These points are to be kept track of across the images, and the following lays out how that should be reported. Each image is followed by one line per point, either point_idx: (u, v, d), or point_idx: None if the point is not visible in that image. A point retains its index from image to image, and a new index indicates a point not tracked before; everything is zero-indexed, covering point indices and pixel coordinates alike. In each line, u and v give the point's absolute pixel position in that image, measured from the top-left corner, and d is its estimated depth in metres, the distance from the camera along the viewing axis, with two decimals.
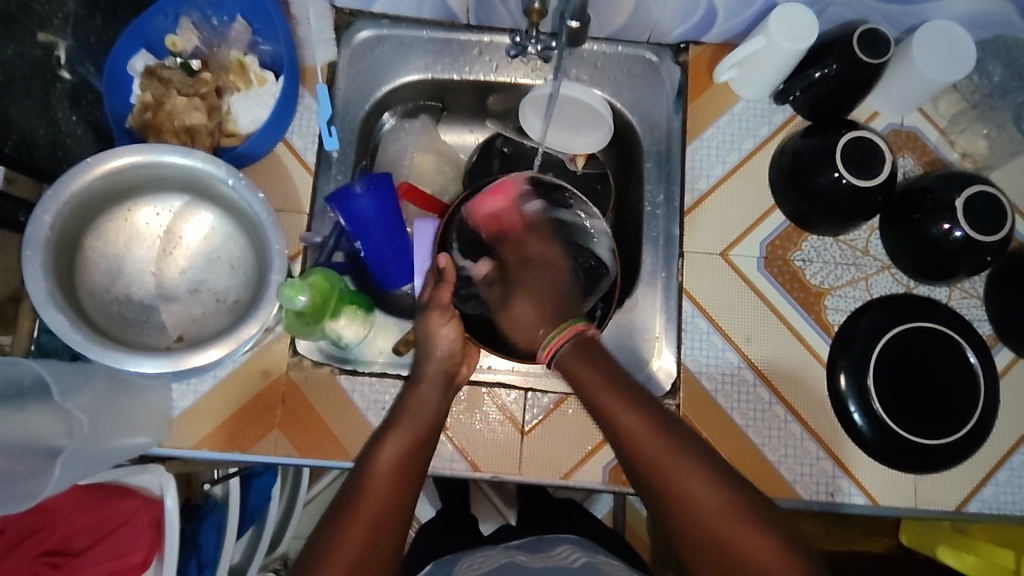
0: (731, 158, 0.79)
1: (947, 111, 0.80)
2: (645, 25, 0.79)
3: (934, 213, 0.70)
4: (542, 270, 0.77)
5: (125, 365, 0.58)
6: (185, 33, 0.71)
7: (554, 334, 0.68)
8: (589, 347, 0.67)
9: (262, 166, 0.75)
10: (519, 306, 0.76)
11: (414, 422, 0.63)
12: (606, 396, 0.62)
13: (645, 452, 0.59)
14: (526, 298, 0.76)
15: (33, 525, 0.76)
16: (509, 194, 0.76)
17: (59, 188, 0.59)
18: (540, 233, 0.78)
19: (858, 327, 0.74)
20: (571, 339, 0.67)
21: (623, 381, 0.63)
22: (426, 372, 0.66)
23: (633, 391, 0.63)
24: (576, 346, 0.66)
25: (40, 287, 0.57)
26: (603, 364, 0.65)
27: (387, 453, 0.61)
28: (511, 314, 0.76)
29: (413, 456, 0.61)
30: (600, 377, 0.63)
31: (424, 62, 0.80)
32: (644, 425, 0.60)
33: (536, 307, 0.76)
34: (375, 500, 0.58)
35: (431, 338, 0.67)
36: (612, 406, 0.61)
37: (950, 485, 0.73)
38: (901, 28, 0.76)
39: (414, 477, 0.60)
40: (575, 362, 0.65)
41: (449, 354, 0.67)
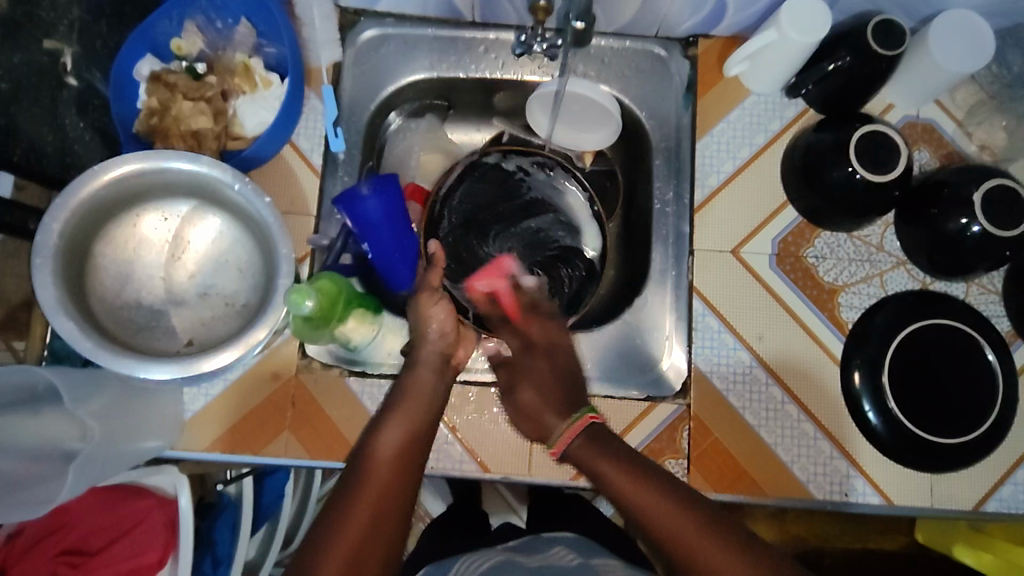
0: (742, 154, 0.78)
1: (963, 103, 0.79)
2: (653, 19, 0.77)
3: (951, 208, 0.69)
4: (555, 354, 0.65)
5: (135, 371, 0.59)
6: (190, 37, 0.71)
7: (560, 431, 0.57)
8: (604, 437, 0.57)
9: (268, 169, 0.74)
10: (523, 393, 0.62)
11: (415, 403, 0.61)
12: (626, 480, 0.52)
13: (687, 550, 0.48)
14: (531, 381, 0.63)
15: (50, 525, 0.78)
16: (505, 276, 0.73)
17: (67, 196, 0.59)
18: (541, 314, 0.69)
19: (874, 325, 0.73)
20: (584, 430, 0.57)
21: (651, 475, 0.53)
22: (420, 356, 0.65)
23: (664, 482, 0.52)
24: (586, 439, 0.56)
25: (50, 296, 0.58)
26: (621, 454, 0.55)
27: (389, 434, 0.58)
28: (518, 403, 0.63)
29: (416, 438, 0.59)
30: (621, 472, 0.53)
31: (429, 61, 0.79)
32: (686, 520, 0.49)
33: (537, 390, 0.62)
34: (378, 482, 0.55)
35: (423, 321, 0.67)
36: (632, 492, 0.52)
37: (968, 484, 0.72)
38: (917, 18, 0.74)
39: (417, 461, 0.58)
40: (588, 454, 0.55)
41: (440, 335, 0.66)
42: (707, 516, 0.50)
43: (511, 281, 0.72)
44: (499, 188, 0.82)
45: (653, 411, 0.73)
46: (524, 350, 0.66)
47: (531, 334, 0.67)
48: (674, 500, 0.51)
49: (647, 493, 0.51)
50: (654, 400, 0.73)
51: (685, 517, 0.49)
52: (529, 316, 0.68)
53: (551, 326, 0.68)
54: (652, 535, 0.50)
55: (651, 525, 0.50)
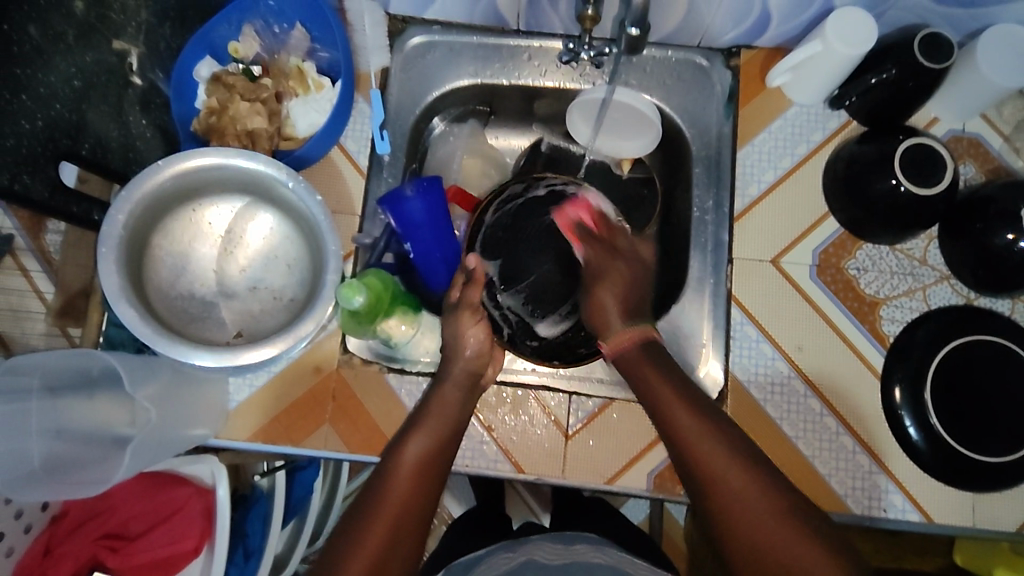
0: (783, 164, 0.78)
1: (1011, 118, 0.78)
2: (695, 30, 0.78)
3: (998, 223, 0.68)
4: (635, 266, 0.68)
5: (188, 359, 0.61)
6: (248, 40, 0.74)
7: (617, 332, 0.63)
8: (655, 351, 0.62)
9: (317, 169, 0.77)
10: (602, 292, 0.65)
11: (437, 423, 0.62)
12: (667, 390, 0.58)
13: (696, 453, 0.56)
14: (612, 283, 0.65)
15: (97, 506, 0.80)
16: (593, 209, 0.72)
17: (131, 189, 0.62)
18: (628, 238, 0.71)
19: (916, 340, 0.72)
20: (639, 340, 0.62)
21: (694, 396, 0.59)
22: (451, 372, 0.65)
23: (702, 406, 0.58)
24: (640, 345, 0.62)
25: (113, 283, 0.60)
26: (665, 365, 0.61)
27: (409, 455, 0.59)
28: (592, 301, 0.65)
29: (435, 460, 0.60)
30: (671, 390, 0.59)
31: (474, 67, 0.81)
32: (711, 440, 0.56)
33: (618, 295, 0.64)
34: (394, 505, 0.56)
35: (460, 338, 0.66)
36: (667, 398, 0.58)
37: (1010, 505, 0.70)
38: (964, 32, 0.74)
39: (435, 483, 0.59)
40: (633, 359, 0.62)
41: (477, 356, 0.66)
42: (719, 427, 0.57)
43: (597, 211, 0.72)
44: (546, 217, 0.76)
45: None
46: (611, 253, 0.68)
47: (613, 240, 0.70)
48: (703, 422, 0.57)
49: (680, 410, 0.58)
50: None
51: (702, 423, 0.57)
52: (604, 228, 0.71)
53: (637, 246, 0.70)
54: (679, 448, 0.57)
55: (679, 436, 0.57)
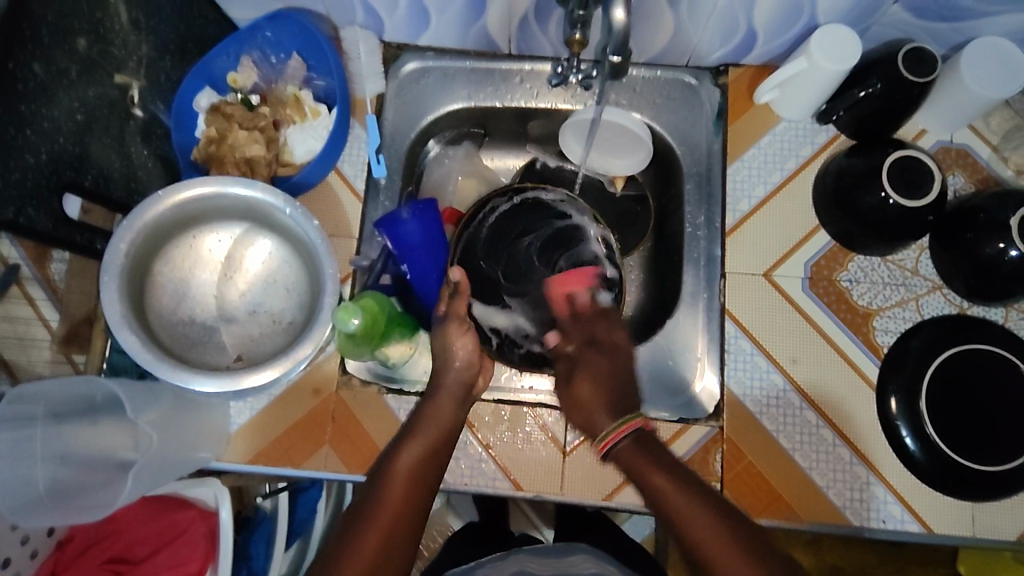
0: (773, 179, 0.79)
1: (999, 128, 0.79)
2: (683, 50, 0.80)
3: (987, 233, 0.69)
4: (616, 354, 0.65)
5: (191, 385, 0.62)
6: (246, 71, 0.76)
7: (611, 430, 0.60)
8: (652, 444, 0.60)
9: (316, 194, 0.78)
10: (580, 387, 0.64)
11: (431, 429, 0.63)
12: (671, 494, 0.57)
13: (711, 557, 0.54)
14: (587, 381, 0.63)
15: (103, 530, 0.82)
16: (592, 281, 0.72)
17: (133, 219, 0.63)
18: (609, 319, 0.68)
19: (909, 350, 0.73)
20: (631, 433, 0.60)
21: (692, 482, 0.58)
22: (443, 383, 0.66)
23: (702, 491, 0.57)
24: (636, 442, 0.59)
25: (115, 310, 0.61)
26: (664, 461, 0.59)
27: (403, 461, 0.61)
28: (573, 397, 0.64)
29: (429, 467, 0.61)
30: (671, 481, 0.57)
31: (467, 91, 0.82)
32: (720, 537, 0.54)
33: (596, 386, 0.63)
34: (391, 509, 0.57)
35: (449, 349, 0.67)
36: (674, 501, 0.56)
37: (1010, 514, 0.70)
38: (948, 45, 0.75)
39: (428, 492, 0.60)
40: (632, 459, 0.59)
41: (468, 366, 0.67)
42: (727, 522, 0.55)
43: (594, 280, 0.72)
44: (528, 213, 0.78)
45: (685, 433, 0.73)
46: (584, 347, 0.66)
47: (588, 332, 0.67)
48: (709, 510, 0.55)
49: (689, 511, 0.56)
50: (688, 421, 0.74)
51: (714, 524, 0.55)
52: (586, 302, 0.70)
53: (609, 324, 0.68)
54: (685, 538, 0.56)
55: (686, 533, 0.55)
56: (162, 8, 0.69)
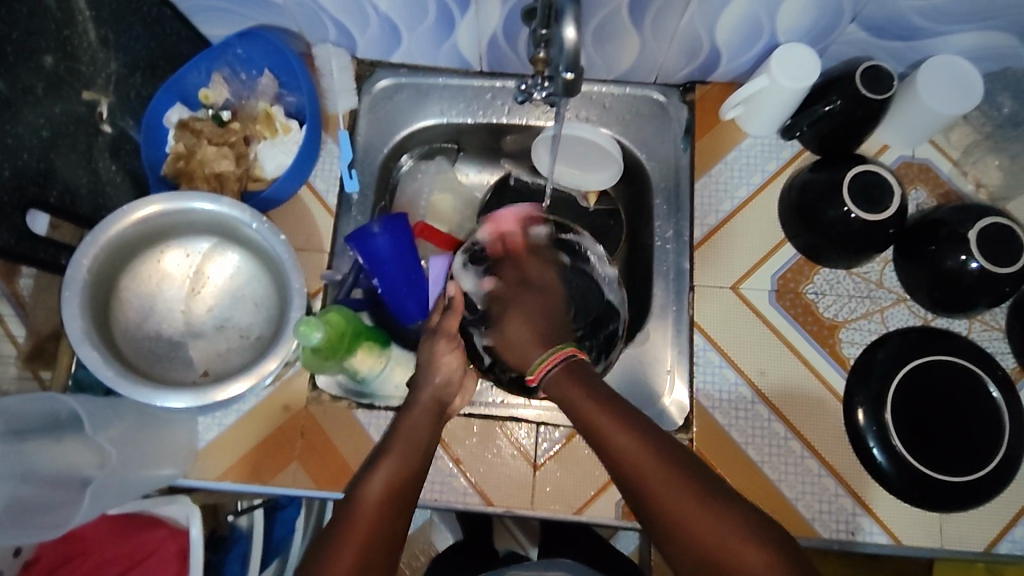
0: (739, 194, 0.80)
1: (959, 143, 0.80)
2: (650, 68, 0.81)
3: (948, 245, 0.70)
4: (548, 293, 0.71)
5: (153, 400, 0.62)
6: (217, 87, 0.77)
7: (546, 355, 0.63)
8: (581, 370, 0.62)
9: (287, 209, 0.79)
10: (512, 324, 0.68)
11: (404, 449, 0.61)
12: (598, 413, 0.58)
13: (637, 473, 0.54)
14: (522, 318, 0.68)
15: (67, 552, 0.78)
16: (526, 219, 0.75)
17: (97, 234, 0.64)
18: (541, 258, 0.73)
19: (875, 361, 0.74)
20: (563, 361, 0.62)
21: (619, 406, 0.58)
22: (420, 398, 0.65)
23: (630, 414, 0.58)
24: (567, 368, 0.61)
25: (77, 326, 0.61)
26: (595, 387, 0.60)
27: (376, 482, 0.58)
28: (504, 335, 0.68)
29: (404, 486, 0.59)
30: (595, 404, 0.58)
31: (440, 107, 0.83)
32: (644, 449, 0.55)
33: (527, 325, 0.68)
34: (364, 531, 0.55)
35: (432, 362, 0.67)
36: (603, 423, 0.57)
37: (978, 523, 0.71)
38: (906, 63, 0.77)
39: (402, 515, 0.58)
40: (564, 382, 0.61)
41: (447, 381, 0.66)
42: (660, 447, 0.55)
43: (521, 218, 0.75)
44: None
45: None
46: (517, 283, 0.71)
47: (525, 272, 0.72)
48: (633, 428, 0.56)
49: (615, 430, 0.56)
50: None
51: (643, 446, 0.55)
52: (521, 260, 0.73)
53: (549, 265, 0.73)
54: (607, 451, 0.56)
55: (615, 452, 0.56)
56: (132, 27, 0.69)
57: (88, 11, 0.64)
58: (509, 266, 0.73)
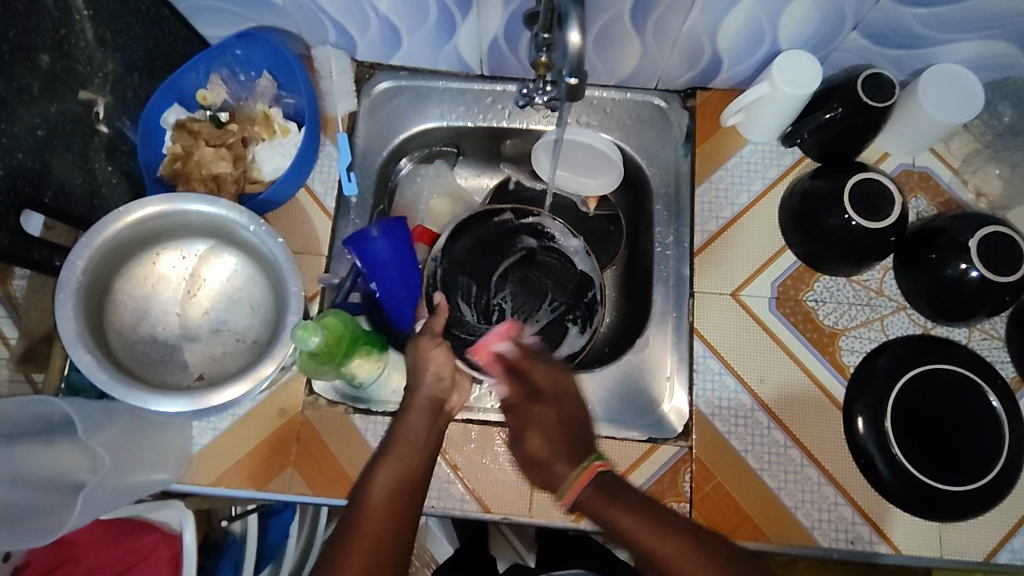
0: (740, 200, 0.80)
1: (959, 152, 0.80)
2: (651, 73, 0.81)
3: (950, 254, 0.70)
4: (563, 401, 0.64)
5: (148, 404, 0.61)
6: (215, 88, 0.76)
7: (573, 479, 0.58)
8: (615, 486, 0.58)
9: (284, 212, 0.78)
10: (529, 437, 0.62)
11: (406, 449, 0.61)
12: (647, 534, 0.55)
13: None
14: (540, 430, 0.61)
15: (58, 558, 0.77)
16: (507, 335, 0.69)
17: (92, 235, 0.63)
18: (547, 363, 0.67)
19: (876, 369, 0.73)
20: (594, 480, 0.58)
21: (661, 515, 0.56)
22: (415, 400, 0.64)
23: (675, 524, 0.55)
24: (598, 490, 0.58)
25: (71, 328, 0.61)
26: (633, 502, 0.57)
27: (379, 486, 0.58)
28: (527, 452, 0.62)
29: (409, 489, 0.58)
30: (638, 519, 0.55)
31: (440, 111, 0.83)
32: (700, 561, 0.53)
33: (548, 440, 0.61)
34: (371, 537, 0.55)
35: (419, 364, 0.66)
36: (648, 536, 0.55)
37: (978, 533, 0.70)
38: (907, 71, 0.77)
39: (409, 516, 0.57)
40: (600, 505, 0.57)
41: (438, 381, 0.65)
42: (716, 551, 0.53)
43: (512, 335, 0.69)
44: (492, 242, 0.81)
45: (654, 453, 0.73)
46: (527, 399, 0.64)
47: (533, 382, 0.65)
48: (683, 542, 0.54)
49: (665, 543, 0.54)
50: (656, 441, 0.73)
51: (700, 554, 0.53)
52: (523, 359, 0.67)
53: (555, 372, 0.66)
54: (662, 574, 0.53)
55: (669, 569, 0.53)
56: (130, 26, 0.69)
57: (86, 10, 0.63)
58: (517, 374, 0.66)
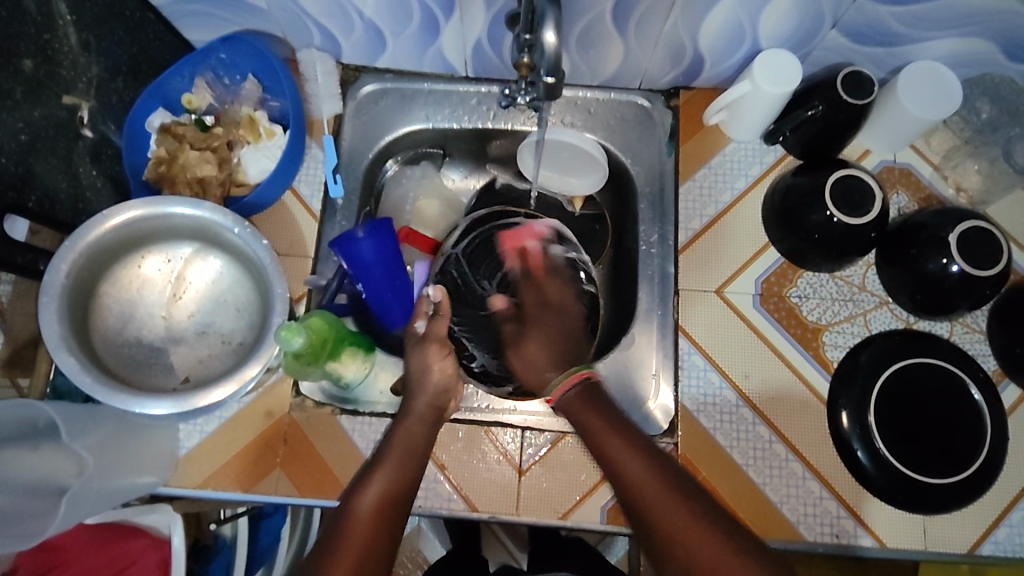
0: (723, 198, 0.81)
1: (939, 148, 0.81)
2: (635, 73, 0.81)
3: (930, 249, 0.70)
4: (562, 313, 0.75)
5: (132, 407, 0.61)
6: (201, 91, 0.77)
7: (559, 379, 0.65)
8: (597, 396, 0.65)
9: (270, 214, 0.78)
10: (529, 347, 0.73)
11: (400, 459, 0.61)
12: (612, 437, 0.61)
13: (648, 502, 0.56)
14: (536, 339, 0.73)
15: (44, 564, 0.76)
16: (539, 237, 0.80)
17: (76, 239, 0.63)
18: (560, 274, 0.78)
19: (859, 364, 0.74)
20: (577, 384, 0.65)
21: (630, 432, 0.62)
22: (415, 407, 0.65)
23: (644, 445, 0.61)
24: (582, 393, 0.64)
25: (54, 331, 0.61)
26: (611, 414, 0.63)
27: (370, 493, 0.58)
28: (521, 350, 0.73)
29: (398, 496, 0.58)
30: (605, 425, 0.62)
31: (425, 112, 0.83)
32: (653, 481, 0.57)
33: (544, 343, 0.73)
34: (358, 541, 0.55)
35: (426, 369, 0.66)
36: (615, 447, 0.60)
37: (961, 525, 0.71)
38: (887, 69, 0.78)
39: (396, 525, 0.57)
40: (581, 407, 0.64)
41: (442, 390, 0.66)
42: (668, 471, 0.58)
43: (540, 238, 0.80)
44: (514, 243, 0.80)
45: None
46: (538, 305, 0.75)
47: (546, 295, 0.76)
48: (643, 455, 0.59)
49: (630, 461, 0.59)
50: None
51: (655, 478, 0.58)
52: (535, 279, 0.77)
53: (564, 289, 0.76)
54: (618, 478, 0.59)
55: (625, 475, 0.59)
56: (114, 31, 0.69)
57: (69, 15, 0.64)
58: (522, 283, 0.77)
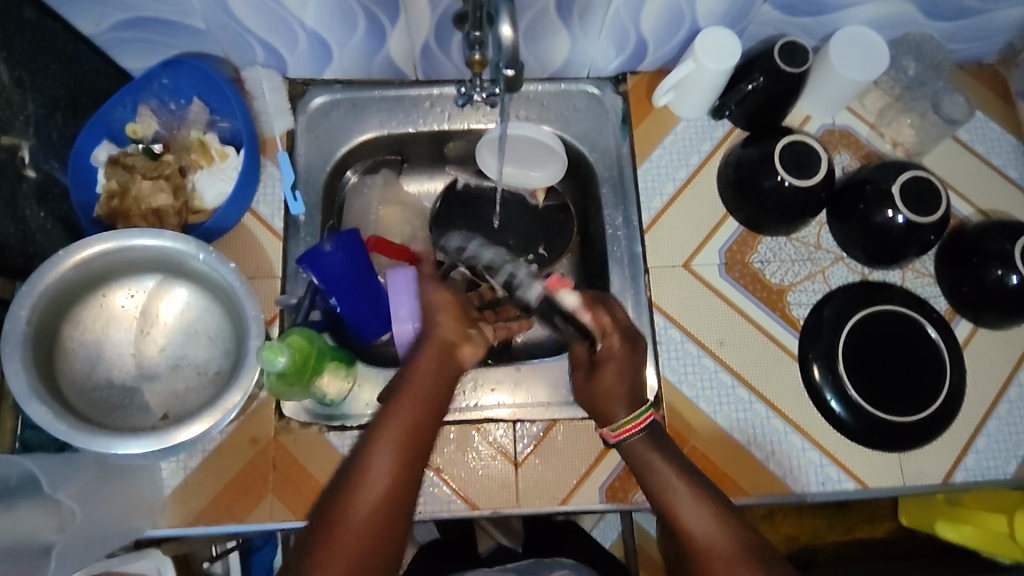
0: (680, 175, 0.83)
1: (873, 107, 0.85)
2: (583, 62, 0.83)
3: (876, 202, 0.74)
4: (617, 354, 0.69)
5: (113, 449, 0.59)
6: (145, 120, 0.75)
7: (629, 417, 0.65)
8: (660, 436, 0.65)
9: (232, 238, 0.77)
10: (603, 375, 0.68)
11: (420, 394, 0.58)
12: (664, 470, 0.62)
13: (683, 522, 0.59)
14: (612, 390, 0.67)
15: None
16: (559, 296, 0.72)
17: (33, 282, 0.61)
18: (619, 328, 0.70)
19: (823, 319, 0.77)
20: (646, 425, 0.65)
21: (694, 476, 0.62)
22: (431, 336, 0.63)
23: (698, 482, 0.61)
24: (647, 436, 0.64)
25: (21, 381, 0.59)
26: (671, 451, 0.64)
27: (385, 435, 0.56)
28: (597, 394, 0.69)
29: (418, 441, 0.56)
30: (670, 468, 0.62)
31: (379, 119, 0.83)
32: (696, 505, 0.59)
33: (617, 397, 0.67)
34: (370, 491, 0.54)
35: (431, 315, 0.65)
36: (671, 483, 0.61)
37: (933, 457, 0.75)
38: (817, 37, 0.82)
39: (414, 468, 0.56)
40: (644, 450, 0.64)
41: (448, 322, 0.64)
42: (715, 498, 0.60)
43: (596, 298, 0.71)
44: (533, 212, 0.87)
45: None
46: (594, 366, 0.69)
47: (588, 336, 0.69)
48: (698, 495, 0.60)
49: (685, 498, 0.60)
50: None
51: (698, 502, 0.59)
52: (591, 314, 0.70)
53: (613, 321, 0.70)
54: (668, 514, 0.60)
55: (678, 516, 0.59)
56: (47, 66, 0.67)
57: None
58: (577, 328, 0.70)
